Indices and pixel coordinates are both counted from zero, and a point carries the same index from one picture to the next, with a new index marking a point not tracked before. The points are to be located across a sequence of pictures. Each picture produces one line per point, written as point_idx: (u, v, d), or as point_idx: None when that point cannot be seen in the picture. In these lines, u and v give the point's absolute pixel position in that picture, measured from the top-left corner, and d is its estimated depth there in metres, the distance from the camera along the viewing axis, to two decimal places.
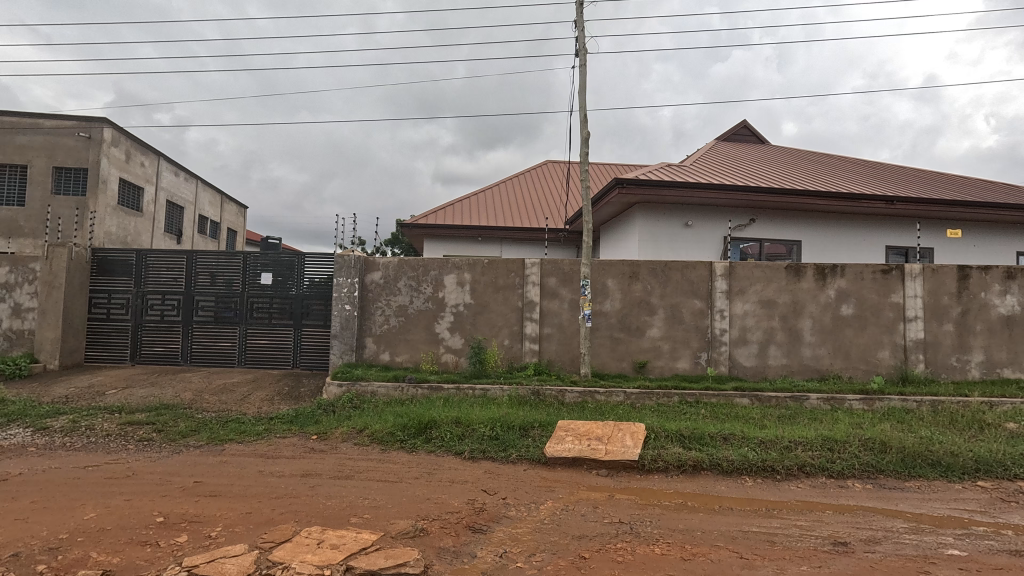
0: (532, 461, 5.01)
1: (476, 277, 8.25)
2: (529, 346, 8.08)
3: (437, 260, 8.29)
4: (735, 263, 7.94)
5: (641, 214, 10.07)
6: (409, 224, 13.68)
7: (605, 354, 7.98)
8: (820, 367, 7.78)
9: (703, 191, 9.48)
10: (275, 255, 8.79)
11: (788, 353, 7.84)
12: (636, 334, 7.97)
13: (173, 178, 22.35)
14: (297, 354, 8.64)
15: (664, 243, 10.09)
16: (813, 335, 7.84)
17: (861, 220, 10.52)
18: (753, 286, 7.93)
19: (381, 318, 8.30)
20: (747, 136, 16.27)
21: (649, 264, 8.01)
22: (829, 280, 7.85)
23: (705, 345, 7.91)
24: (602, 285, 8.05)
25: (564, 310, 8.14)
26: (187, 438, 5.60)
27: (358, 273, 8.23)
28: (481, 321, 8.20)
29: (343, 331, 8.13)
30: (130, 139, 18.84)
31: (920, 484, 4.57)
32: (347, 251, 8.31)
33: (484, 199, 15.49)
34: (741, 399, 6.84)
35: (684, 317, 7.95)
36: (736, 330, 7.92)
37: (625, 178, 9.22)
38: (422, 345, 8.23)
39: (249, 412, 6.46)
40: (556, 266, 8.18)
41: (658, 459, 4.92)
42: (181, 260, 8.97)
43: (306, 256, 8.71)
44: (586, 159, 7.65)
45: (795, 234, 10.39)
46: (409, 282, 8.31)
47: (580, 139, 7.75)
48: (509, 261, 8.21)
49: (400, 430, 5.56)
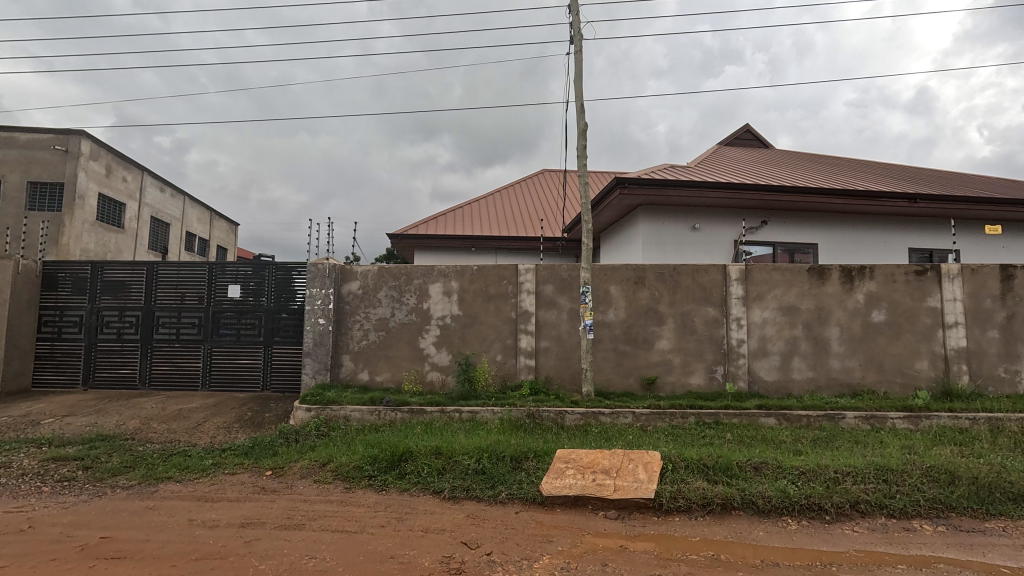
0: (525, 501, 4.13)
1: (465, 286, 7.44)
2: (525, 363, 7.22)
3: (421, 268, 7.50)
4: (752, 265, 7.15)
5: (645, 216, 9.29)
6: (398, 235, 12.92)
7: (609, 369, 7.11)
8: (851, 381, 6.93)
9: (711, 190, 8.75)
10: (243, 265, 8.00)
11: (814, 366, 7.00)
12: (644, 346, 7.13)
13: (159, 194, 21.74)
14: (267, 374, 7.77)
15: (670, 248, 9.31)
16: (841, 344, 7.01)
17: (880, 221, 9.77)
18: (772, 291, 7.12)
19: (359, 333, 7.47)
20: (750, 140, 15.63)
21: (657, 268, 7.22)
22: (858, 284, 7.06)
23: (721, 358, 7.07)
24: (604, 292, 7.24)
25: (563, 321, 7.32)
26: (118, 477, 4.73)
27: (334, 283, 7.44)
28: (470, 334, 7.37)
29: (316, 347, 7.29)
30: (111, 153, 18.19)
31: (1004, 526, 3.71)
32: (321, 260, 7.53)
33: (478, 208, 14.78)
34: (767, 420, 5.96)
35: (697, 326, 7.12)
36: (755, 341, 7.08)
37: (627, 178, 8.49)
38: (405, 362, 7.38)
39: (201, 442, 5.58)
40: (553, 272, 7.39)
41: (678, 496, 4.04)
42: (140, 273, 8.18)
43: (278, 266, 7.93)
44: (585, 153, 6.91)
45: (811, 236, 9.62)
46: (390, 293, 7.50)
47: (578, 130, 7.03)
48: (502, 267, 7.42)
49: (370, 464, 4.70)
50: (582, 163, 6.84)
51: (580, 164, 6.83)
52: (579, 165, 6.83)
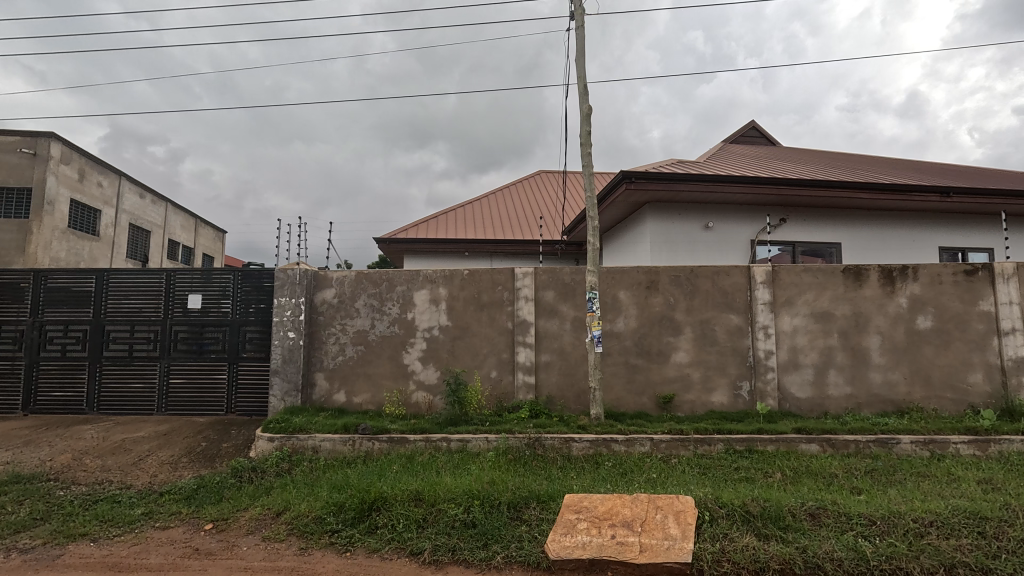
0: (526, 567, 3.24)
1: (454, 293, 6.58)
2: (523, 380, 6.34)
3: (404, 273, 6.64)
4: (779, 267, 6.32)
5: (653, 214, 8.45)
6: (385, 240, 12.06)
7: (620, 387, 6.24)
8: (895, 397, 6.09)
9: (726, 185, 7.94)
10: (205, 272, 7.10)
11: (853, 380, 6.15)
12: (658, 360, 6.27)
13: (138, 200, 20.82)
14: (231, 396, 6.85)
15: (680, 249, 8.48)
16: (882, 355, 6.17)
17: (908, 218, 8.97)
18: (803, 296, 6.29)
19: (335, 348, 6.58)
20: (756, 136, 14.83)
21: (672, 270, 6.37)
22: (899, 286, 6.24)
23: (746, 372, 6.21)
24: (613, 298, 6.38)
25: (566, 332, 6.45)
26: (19, 535, 3.80)
27: (306, 291, 6.57)
28: (460, 349, 6.49)
29: (285, 365, 6.40)
30: (84, 156, 17.27)
31: None
32: (292, 265, 6.66)
33: (471, 210, 13.93)
34: (808, 446, 5.09)
35: (718, 337, 6.28)
36: (784, 352, 6.23)
37: (634, 172, 7.68)
38: (386, 381, 6.48)
39: (136, 484, 4.65)
40: (554, 276, 6.53)
41: (722, 560, 3.16)
42: (88, 282, 7.26)
43: (244, 273, 7.03)
44: (589, 141, 6.08)
45: (834, 235, 8.81)
46: (369, 302, 6.62)
47: (581, 115, 6.19)
48: (496, 272, 6.57)
49: (334, 514, 3.80)
50: (586, 152, 6.00)
51: (585, 153, 5.99)
52: (583, 154, 5.99)
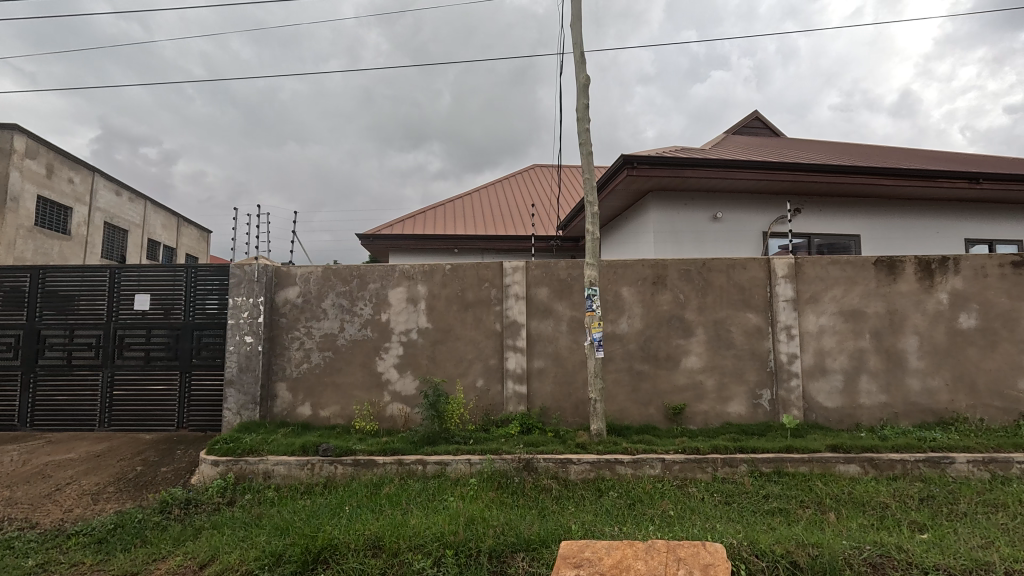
0: None
1: (434, 291, 5.80)
2: (513, 390, 5.56)
3: (378, 269, 5.85)
4: (803, 259, 5.58)
5: (656, 204, 7.70)
6: (367, 236, 11.26)
7: (623, 397, 5.47)
8: (936, 407, 5.36)
9: (738, 171, 7.18)
10: (154, 268, 6.28)
11: (888, 388, 5.41)
12: (667, 365, 5.51)
13: (114, 197, 19.90)
14: (183, 409, 6.04)
15: (686, 242, 7.74)
16: (921, 359, 5.44)
17: (932, 207, 8.26)
18: (830, 292, 5.54)
19: (299, 354, 5.78)
20: (760, 127, 14.11)
21: (681, 263, 5.62)
22: (939, 280, 5.51)
23: (766, 379, 5.47)
24: (615, 296, 5.62)
25: (561, 334, 5.68)
26: None
27: (266, 290, 5.77)
28: (442, 354, 5.70)
29: (241, 374, 5.61)
30: (52, 151, 16.36)
31: None
32: (250, 260, 5.86)
33: (461, 205, 13.13)
34: (849, 468, 4.33)
35: (734, 338, 5.53)
36: (810, 356, 5.48)
37: (636, 157, 6.91)
38: (357, 392, 5.69)
39: (42, 525, 3.84)
40: (549, 271, 5.77)
41: None
42: (23, 280, 6.43)
43: (198, 269, 6.21)
44: (587, 116, 5.32)
45: (852, 226, 8.08)
46: (338, 301, 5.84)
47: (578, 86, 5.43)
48: (482, 267, 5.80)
49: (270, 568, 3.00)
50: (584, 128, 5.23)
51: (583, 129, 5.23)
52: (581, 130, 5.23)
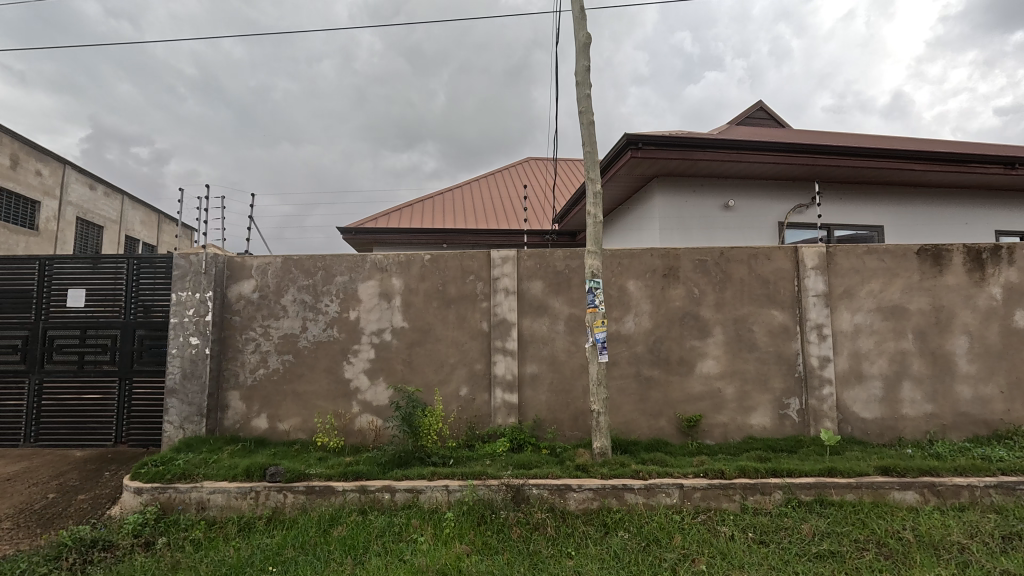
0: None
1: (412, 285, 5.02)
2: (502, 399, 4.79)
3: (347, 259, 5.08)
4: (836, 248, 4.85)
5: (662, 191, 6.97)
6: (349, 229, 10.45)
7: (630, 407, 4.72)
8: (990, 418, 4.64)
9: (753, 154, 6.45)
10: (89, 259, 5.46)
11: (934, 396, 4.69)
12: (680, 371, 4.76)
13: (88, 191, 18.98)
14: (122, 421, 5.23)
15: (695, 232, 7.01)
16: (972, 363, 4.72)
17: (960, 195, 7.56)
18: (867, 286, 4.81)
19: (254, 358, 4.99)
20: (764, 119, 13.40)
21: (696, 253, 4.88)
22: (991, 273, 4.79)
23: (795, 386, 4.73)
24: (620, 291, 4.86)
25: (557, 335, 4.92)
26: None
27: (215, 284, 4.96)
28: (420, 358, 4.93)
29: (185, 382, 4.80)
30: (17, 141, 15.43)
31: None
32: (198, 249, 5.05)
33: (451, 198, 12.35)
34: (906, 495, 3.59)
35: (757, 340, 4.79)
36: (844, 360, 4.75)
37: (641, 137, 6.15)
38: (321, 401, 4.91)
39: None
40: (543, 263, 5.00)
41: None
42: None
43: (139, 260, 5.41)
44: (588, 80, 4.56)
45: (875, 215, 7.37)
46: (300, 297, 5.05)
47: (577, 46, 4.66)
48: (467, 258, 5.03)
49: None
50: (584, 94, 4.47)
51: (583, 94, 4.47)
52: (581, 97, 4.47)
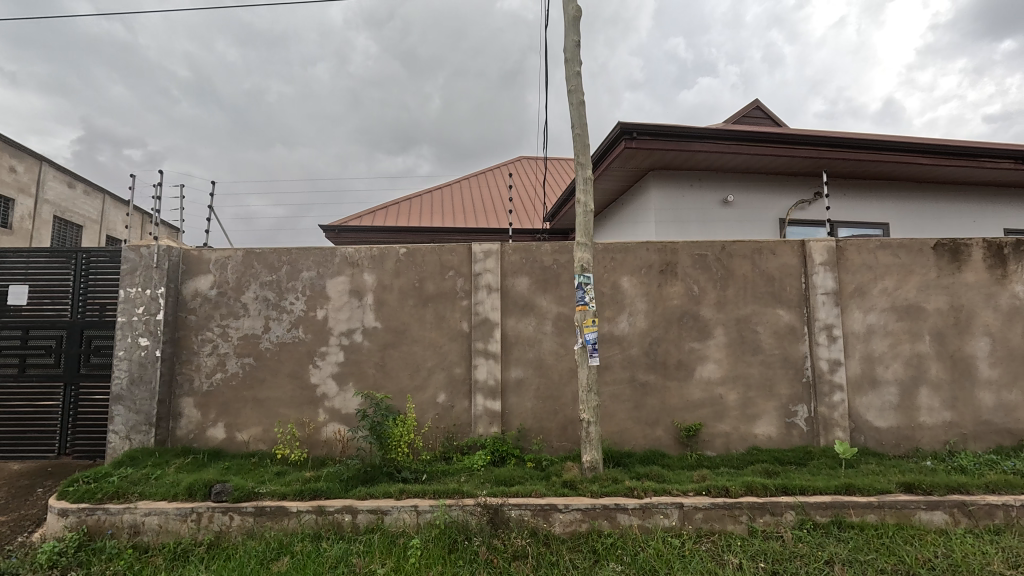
0: None
1: (386, 282, 4.59)
2: (484, 406, 4.36)
3: (315, 253, 4.64)
4: (846, 242, 4.46)
5: (658, 185, 6.59)
6: (330, 228, 9.99)
7: (624, 415, 4.31)
8: (1014, 427, 4.26)
9: (754, 146, 6.06)
10: (32, 252, 4.98)
11: (953, 404, 4.31)
12: (678, 376, 4.35)
13: (68, 189, 18.45)
14: (66, 430, 4.76)
15: (693, 229, 6.64)
16: (993, 367, 4.34)
17: (968, 192, 7.23)
18: (880, 283, 4.43)
19: (211, 361, 4.53)
20: (761, 119, 13.11)
21: (695, 248, 4.48)
22: (1013, 270, 4.42)
23: (803, 393, 4.33)
24: (613, 289, 4.45)
25: (544, 336, 4.50)
26: None
27: (168, 279, 4.50)
28: (394, 361, 4.49)
29: (132, 388, 4.33)
30: None
31: None
32: (150, 241, 4.59)
33: (439, 196, 11.94)
34: (934, 516, 3.18)
35: (762, 342, 4.40)
36: (857, 364, 4.36)
37: (635, 126, 5.75)
38: (284, 409, 4.46)
39: None
40: (530, 258, 4.59)
41: None
42: None
43: (87, 254, 4.96)
44: (578, 57, 4.17)
45: (880, 211, 7.02)
46: (262, 294, 4.60)
47: (566, 20, 4.27)
48: (446, 252, 4.61)
49: None
50: (574, 71, 4.07)
51: (572, 72, 4.08)
52: (570, 74, 4.07)
